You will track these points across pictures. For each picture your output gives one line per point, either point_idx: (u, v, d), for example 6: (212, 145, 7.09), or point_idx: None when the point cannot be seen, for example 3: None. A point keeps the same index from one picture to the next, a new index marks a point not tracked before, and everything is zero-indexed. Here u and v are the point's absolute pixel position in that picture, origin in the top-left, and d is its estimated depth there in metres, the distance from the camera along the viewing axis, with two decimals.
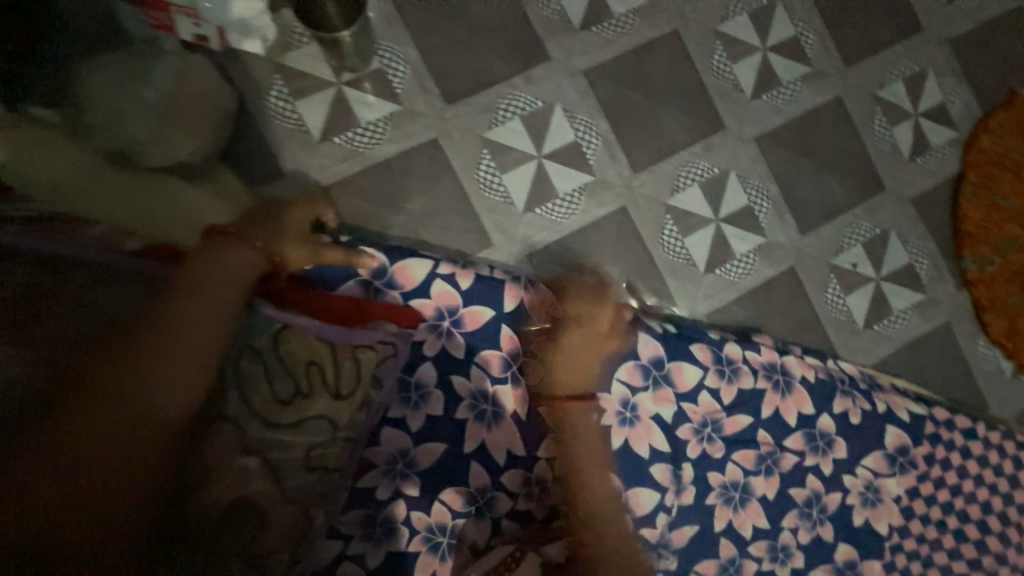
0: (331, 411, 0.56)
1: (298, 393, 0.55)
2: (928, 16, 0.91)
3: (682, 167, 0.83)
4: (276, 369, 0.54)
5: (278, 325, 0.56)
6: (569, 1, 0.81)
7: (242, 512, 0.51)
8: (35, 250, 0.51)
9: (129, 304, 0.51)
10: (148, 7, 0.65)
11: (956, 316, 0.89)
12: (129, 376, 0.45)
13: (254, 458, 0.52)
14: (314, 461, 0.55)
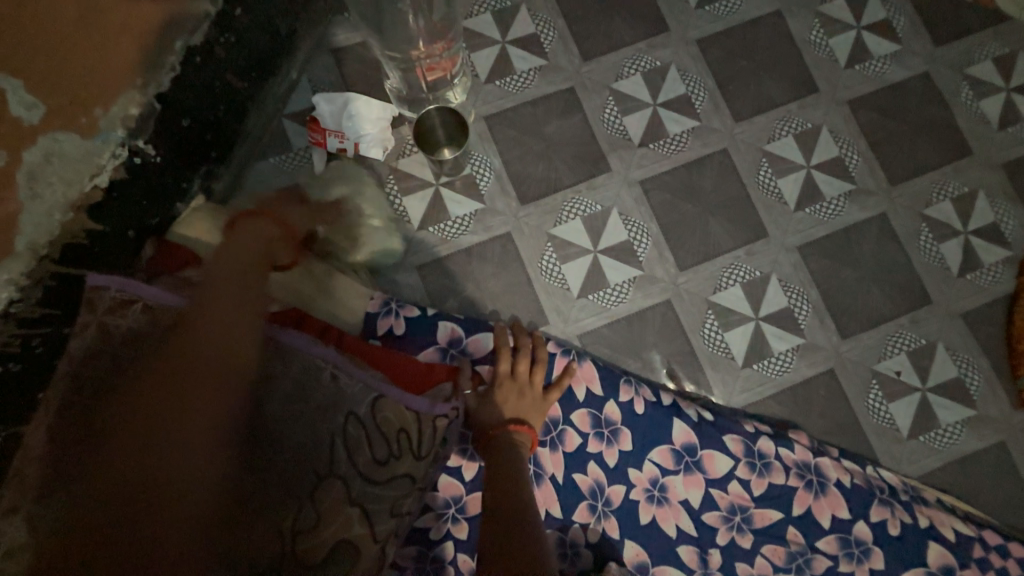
0: (414, 468, 0.68)
1: (391, 455, 0.66)
2: (978, 141, 0.96)
3: (725, 269, 0.92)
4: (374, 434, 0.66)
5: (374, 394, 0.68)
6: (631, 122, 0.95)
7: (342, 548, 0.62)
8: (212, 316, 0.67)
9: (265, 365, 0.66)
10: (311, 130, 0.90)
11: (1013, 436, 0.88)
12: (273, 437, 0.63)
13: (356, 508, 0.63)
14: (398, 508, 0.66)
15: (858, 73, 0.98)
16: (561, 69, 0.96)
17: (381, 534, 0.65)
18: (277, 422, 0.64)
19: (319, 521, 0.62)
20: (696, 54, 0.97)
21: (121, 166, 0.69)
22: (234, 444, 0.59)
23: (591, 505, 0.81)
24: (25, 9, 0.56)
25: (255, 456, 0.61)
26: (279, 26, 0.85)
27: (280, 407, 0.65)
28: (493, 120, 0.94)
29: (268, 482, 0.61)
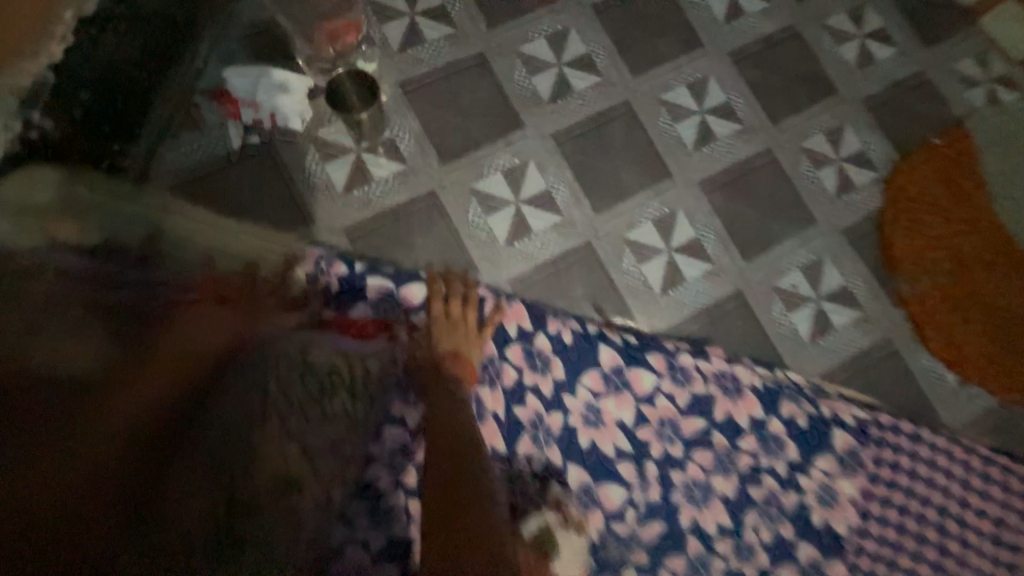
0: (350, 407, 0.76)
1: (326, 392, 0.73)
2: (842, 81, 1.10)
3: (637, 209, 0.99)
4: (305, 374, 0.73)
5: (301, 344, 0.74)
6: (539, 82, 1.02)
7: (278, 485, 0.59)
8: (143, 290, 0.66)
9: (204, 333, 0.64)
10: (223, 103, 0.91)
11: (897, 332, 1.00)
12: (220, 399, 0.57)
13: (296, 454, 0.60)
14: (339, 447, 0.70)
15: (736, 27, 1.09)
16: (469, 36, 1.02)
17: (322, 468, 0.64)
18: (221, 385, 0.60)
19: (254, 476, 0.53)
20: (592, 18, 1.06)
21: (15, 139, 0.70)
22: (176, 397, 0.53)
23: (533, 435, 0.85)
24: None
25: (199, 416, 0.54)
26: None
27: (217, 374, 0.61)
28: (408, 86, 0.98)
29: (201, 448, 0.51)
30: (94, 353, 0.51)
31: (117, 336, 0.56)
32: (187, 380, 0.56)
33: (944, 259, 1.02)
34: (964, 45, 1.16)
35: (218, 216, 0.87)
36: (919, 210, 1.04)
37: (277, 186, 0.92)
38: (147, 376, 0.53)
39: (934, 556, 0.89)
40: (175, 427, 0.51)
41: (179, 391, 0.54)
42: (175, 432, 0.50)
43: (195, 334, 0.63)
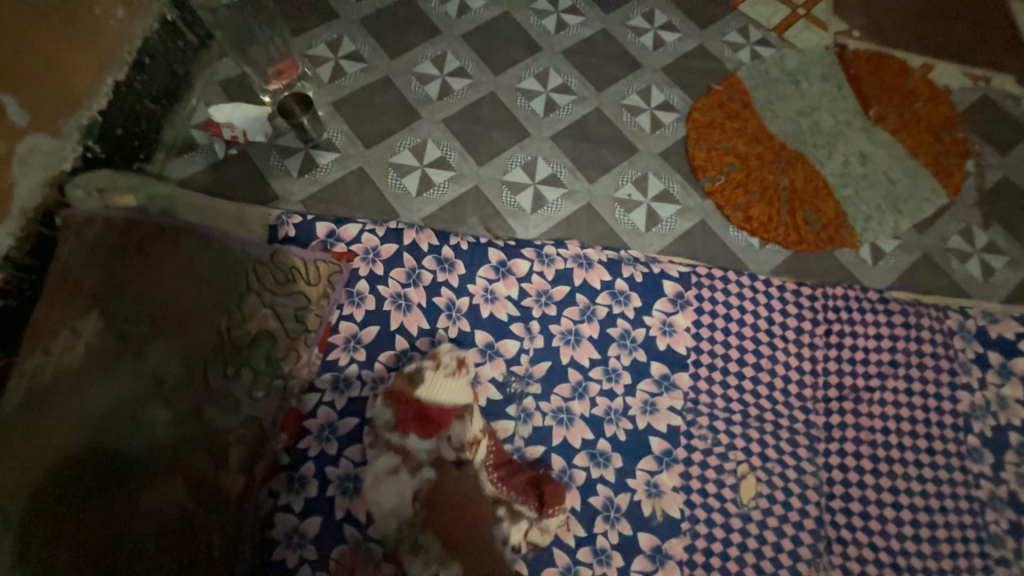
0: (306, 289, 1.08)
1: (287, 279, 1.08)
2: (645, 58, 1.56)
3: (508, 159, 1.40)
4: (274, 269, 1.08)
5: (270, 251, 1.09)
6: (429, 88, 1.46)
7: (262, 334, 1.02)
8: (169, 250, 1.02)
9: (211, 291, 1.02)
10: (209, 127, 1.32)
11: (708, 215, 1.38)
12: (219, 356, 0.99)
13: (274, 325, 1.04)
14: (300, 315, 1.06)
15: (564, 35, 1.57)
16: (378, 66, 1.47)
17: (289, 323, 1.04)
18: (221, 342, 1.00)
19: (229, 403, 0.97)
20: (461, 43, 1.52)
21: (79, 158, 1.11)
22: (206, 352, 0.98)
23: (448, 314, 1.21)
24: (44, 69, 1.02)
25: (210, 372, 0.97)
26: (177, 69, 1.31)
27: (215, 335, 1.00)
28: (338, 103, 1.42)
29: (203, 404, 0.95)
30: (173, 319, 0.98)
31: (172, 303, 0.99)
32: (204, 349, 0.98)
33: (733, 162, 1.44)
34: (730, 23, 1.64)
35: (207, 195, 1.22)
36: (711, 133, 1.47)
37: (252, 178, 1.32)
38: (200, 337, 0.99)
39: (752, 359, 1.22)
40: (203, 382, 0.96)
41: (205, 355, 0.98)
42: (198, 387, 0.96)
43: (206, 290, 1.02)
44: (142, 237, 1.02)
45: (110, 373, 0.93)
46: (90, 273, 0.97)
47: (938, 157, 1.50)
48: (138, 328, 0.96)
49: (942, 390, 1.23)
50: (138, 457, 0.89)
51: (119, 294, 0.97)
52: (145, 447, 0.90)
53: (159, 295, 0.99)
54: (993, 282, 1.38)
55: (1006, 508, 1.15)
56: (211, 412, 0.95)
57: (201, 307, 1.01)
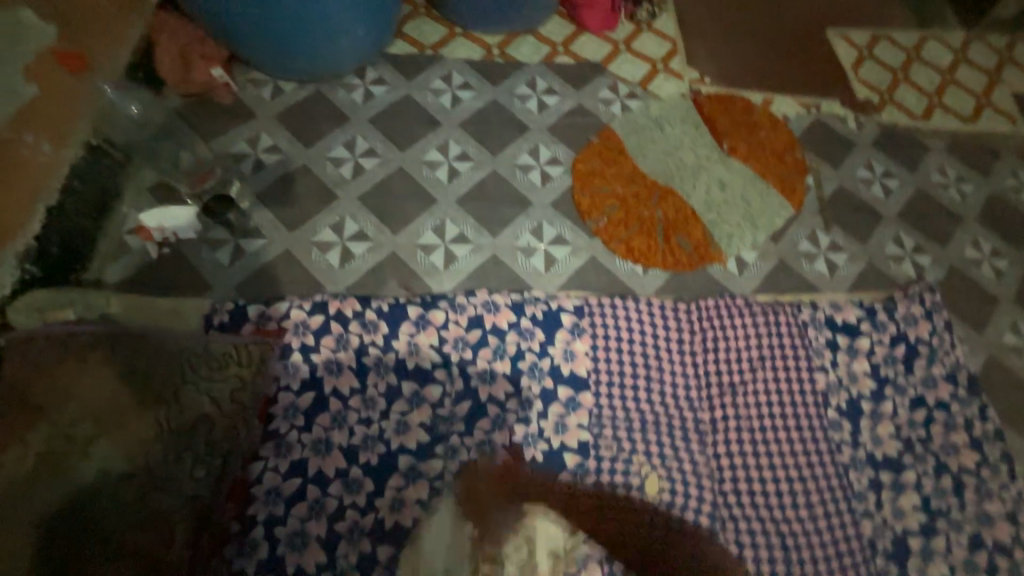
0: (239, 369, 1.21)
1: (221, 364, 1.21)
2: (532, 121, 1.81)
3: (419, 225, 1.60)
4: (207, 356, 1.20)
5: (203, 341, 1.22)
6: (344, 170, 1.65)
7: (200, 419, 1.14)
8: (109, 352, 1.15)
9: (151, 384, 1.14)
10: (139, 232, 1.46)
11: (597, 251, 1.61)
12: (162, 443, 1.11)
13: (211, 408, 1.16)
14: (234, 395, 1.19)
15: (459, 110, 1.80)
16: (295, 156, 1.66)
17: (224, 404, 1.17)
18: (163, 430, 1.12)
19: (176, 485, 1.08)
20: (369, 127, 1.73)
21: (17, 282, 1.25)
22: (152, 441, 1.10)
23: (376, 371, 1.36)
24: None
25: (156, 461, 1.09)
26: (105, 183, 1.44)
27: (158, 426, 1.12)
28: (261, 194, 1.59)
29: (152, 490, 1.07)
30: (120, 414, 1.11)
31: (117, 400, 1.12)
32: (148, 440, 1.10)
33: (614, 203, 1.68)
34: (601, 83, 1.92)
35: (146, 295, 1.36)
36: (593, 179, 1.71)
37: (185, 272, 1.45)
38: (145, 429, 1.11)
39: (644, 371, 1.43)
40: (151, 470, 1.08)
41: (151, 444, 1.10)
42: (147, 476, 1.08)
43: (144, 385, 1.14)
44: (81, 344, 1.14)
45: (67, 478, 1.05)
46: (38, 386, 1.10)
47: (783, 177, 1.78)
48: (86, 428, 1.08)
49: (803, 374, 1.45)
50: (93, 544, 1.01)
51: (63, 402, 1.09)
52: (101, 536, 1.02)
53: (104, 396, 1.11)
54: (838, 275, 1.65)
55: (865, 467, 1.37)
56: (159, 497, 1.06)
57: (143, 401, 1.13)
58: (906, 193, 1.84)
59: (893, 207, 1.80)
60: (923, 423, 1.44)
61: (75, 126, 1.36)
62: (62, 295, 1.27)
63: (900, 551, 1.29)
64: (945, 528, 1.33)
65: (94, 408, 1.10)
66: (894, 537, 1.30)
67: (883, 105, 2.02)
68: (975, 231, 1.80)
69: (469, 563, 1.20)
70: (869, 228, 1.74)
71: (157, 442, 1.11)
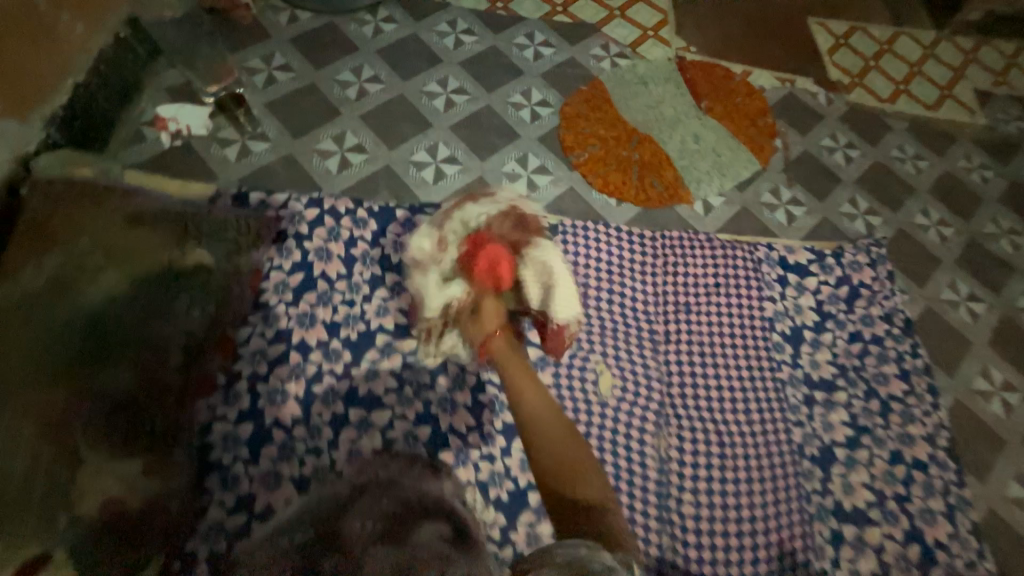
0: (239, 236, 1.36)
1: (224, 228, 1.35)
2: (527, 67, 1.96)
3: (414, 144, 1.73)
4: (211, 220, 1.35)
5: (209, 209, 1.37)
6: (349, 91, 1.79)
7: (201, 268, 1.27)
8: (123, 200, 1.26)
9: (158, 231, 1.26)
10: (156, 123, 1.59)
11: (576, 182, 1.75)
12: (163, 280, 1.22)
13: (211, 261, 1.29)
14: (233, 255, 1.33)
15: (461, 50, 1.95)
16: (305, 75, 1.79)
17: (223, 260, 1.31)
18: (166, 271, 1.23)
19: (172, 317, 1.20)
20: (376, 57, 1.87)
21: (42, 142, 1.34)
22: (153, 277, 1.21)
23: (362, 262, 1.49)
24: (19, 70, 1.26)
25: (155, 294, 1.20)
26: (128, 74, 1.56)
27: (161, 266, 1.23)
28: (270, 104, 1.72)
29: (151, 317, 1.18)
30: (126, 249, 1.21)
31: (124, 238, 1.22)
32: (151, 276, 1.21)
33: (595, 143, 1.82)
34: (595, 41, 2.07)
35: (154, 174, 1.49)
36: (577, 121, 1.86)
37: (194, 162, 1.58)
38: (150, 266, 1.22)
39: (609, 285, 1.55)
40: (151, 301, 1.19)
41: (152, 280, 1.21)
42: (146, 305, 1.18)
43: (152, 230, 1.25)
44: (97, 190, 1.25)
45: (70, 296, 1.13)
46: (54, 217, 1.19)
47: (753, 136, 1.94)
48: (92, 257, 1.17)
49: (753, 301, 1.59)
50: (91, 354, 1.10)
51: (75, 232, 1.19)
52: (99, 349, 1.11)
53: (113, 232, 1.21)
54: (794, 225, 1.80)
55: (801, 385, 1.51)
56: (157, 324, 1.18)
57: (150, 243, 1.24)
58: (866, 163, 2.00)
59: (852, 173, 1.96)
60: (858, 354, 1.58)
61: (112, 14, 1.48)
62: (79, 157, 1.37)
63: (825, 457, 1.42)
64: (869, 443, 1.46)
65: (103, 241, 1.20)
66: (821, 446, 1.44)
67: (852, 86, 2.19)
68: (925, 201, 1.95)
69: (433, 430, 1.32)
70: (828, 188, 1.90)
71: (158, 278, 1.22)
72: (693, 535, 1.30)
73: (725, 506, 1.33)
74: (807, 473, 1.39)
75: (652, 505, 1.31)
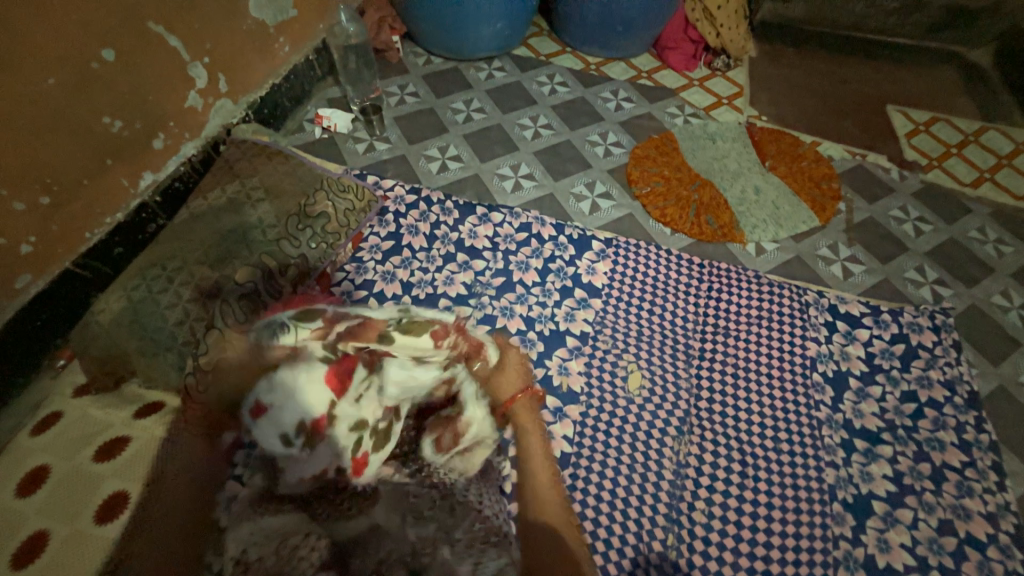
0: (354, 201, 1.70)
1: (344, 191, 1.69)
2: (608, 115, 2.27)
3: (502, 161, 2.06)
4: (337, 182, 1.69)
5: (337, 176, 1.73)
6: (459, 116, 2.21)
7: (322, 215, 1.61)
8: (284, 157, 1.66)
9: (301, 180, 1.63)
10: (318, 120, 2.08)
11: (635, 210, 1.96)
12: (296, 216, 1.56)
13: (331, 212, 1.63)
14: (347, 212, 1.67)
15: (554, 97, 2.33)
16: (428, 101, 2.26)
17: (339, 215, 1.64)
18: (300, 210, 1.58)
19: (296, 246, 1.53)
20: (485, 95, 2.31)
21: (241, 118, 1.85)
22: (290, 213, 1.56)
23: (441, 241, 1.76)
24: (244, 68, 1.80)
25: (289, 225, 1.54)
26: (306, 85, 2.11)
27: (295, 206, 1.57)
28: (398, 118, 2.17)
29: (281, 241, 1.51)
30: (277, 189, 1.58)
31: (278, 182, 1.60)
32: (289, 211, 1.56)
33: (658, 180, 2.03)
34: (671, 102, 2.36)
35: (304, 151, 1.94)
36: (645, 161, 2.09)
37: (332, 151, 2.03)
38: (290, 204, 1.57)
39: (650, 299, 1.68)
40: (285, 229, 1.53)
41: (289, 215, 1.55)
42: (280, 231, 1.52)
43: (298, 179, 1.63)
44: (268, 148, 1.67)
45: (232, 213, 1.49)
46: (239, 163, 1.62)
47: (814, 196, 2.04)
48: (255, 190, 1.56)
49: (795, 339, 1.61)
50: (235, 255, 1.43)
51: (249, 172, 1.59)
52: (242, 253, 1.44)
53: (272, 176, 1.60)
54: (851, 280, 1.82)
55: (840, 429, 1.47)
56: (284, 248, 1.50)
57: (294, 188, 1.60)
58: (939, 238, 1.97)
59: (921, 244, 1.95)
60: (911, 414, 1.50)
61: (308, 42, 2.05)
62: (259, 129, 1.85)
63: (860, 507, 1.34)
64: (915, 506, 1.35)
65: (264, 181, 1.58)
66: (856, 493, 1.36)
67: (930, 168, 2.22)
68: (1007, 283, 1.86)
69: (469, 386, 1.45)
70: (892, 254, 1.90)
71: (293, 214, 1.56)
72: (700, 544, 1.28)
73: (740, 525, 1.31)
74: (837, 517, 1.32)
75: (661, 503, 1.33)
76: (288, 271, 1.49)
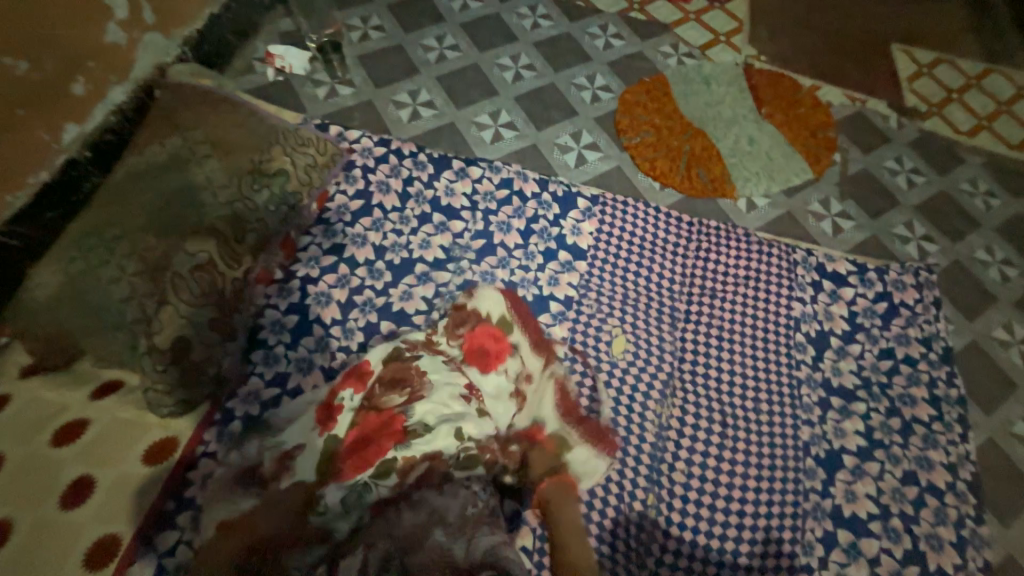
0: (316, 154, 1.53)
1: (304, 143, 1.51)
2: (595, 54, 2.07)
3: (479, 107, 1.88)
4: (296, 133, 1.51)
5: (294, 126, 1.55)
6: (431, 54, 1.98)
7: (281, 170, 1.44)
8: (230, 105, 1.46)
9: (254, 131, 1.44)
10: (269, 59, 1.84)
11: (623, 162, 1.83)
12: (251, 171, 1.38)
13: (291, 166, 1.46)
14: (309, 167, 1.50)
15: (536, 32, 2.09)
16: (395, 37, 2.00)
17: (300, 169, 1.47)
18: (254, 163, 1.40)
19: (254, 206, 1.37)
20: (460, 29, 2.06)
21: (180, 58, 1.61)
22: (243, 167, 1.38)
23: (415, 199, 1.63)
24: None
25: (244, 181, 1.37)
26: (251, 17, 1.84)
27: (248, 159, 1.39)
28: (362, 58, 1.94)
29: (236, 200, 1.34)
30: (225, 141, 1.39)
31: (225, 132, 1.40)
32: (241, 165, 1.38)
33: (648, 129, 1.89)
34: (665, 39, 2.16)
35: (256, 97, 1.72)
36: (634, 108, 1.94)
37: (290, 97, 1.82)
38: (243, 159, 1.39)
39: (637, 260, 1.61)
40: (239, 186, 1.36)
41: (242, 170, 1.37)
42: (233, 188, 1.35)
43: (250, 130, 1.44)
44: (211, 95, 1.46)
45: (175, 170, 1.30)
46: (179, 111, 1.39)
47: (809, 146, 1.94)
48: (200, 143, 1.36)
49: (781, 299, 1.59)
50: (184, 219, 1.26)
51: (190, 122, 1.38)
52: (192, 216, 1.27)
53: (219, 126, 1.40)
54: (840, 237, 1.78)
55: (818, 388, 1.49)
56: (239, 207, 1.34)
57: (245, 139, 1.41)
58: (930, 191, 1.92)
59: (913, 198, 1.90)
60: (887, 371, 1.53)
61: None
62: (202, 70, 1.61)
63: (831, 462, 1.40)
64: (882, 459, 1.41)
65: (209, 132, 1.38)
66: (829, 449, 1.41)
67: (929, 115, 2.12)
68: (991, 238, 1.85)
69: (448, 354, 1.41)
70: (883, 208, 1.85)
71: (246, 168, 1.38)
72: (679, 502, 1.32)
73: (718, 483, 1.35)
74: (809, 472, 1.38)
75: (643, 465, 1.35)
76: (246, 235, 1.34)
